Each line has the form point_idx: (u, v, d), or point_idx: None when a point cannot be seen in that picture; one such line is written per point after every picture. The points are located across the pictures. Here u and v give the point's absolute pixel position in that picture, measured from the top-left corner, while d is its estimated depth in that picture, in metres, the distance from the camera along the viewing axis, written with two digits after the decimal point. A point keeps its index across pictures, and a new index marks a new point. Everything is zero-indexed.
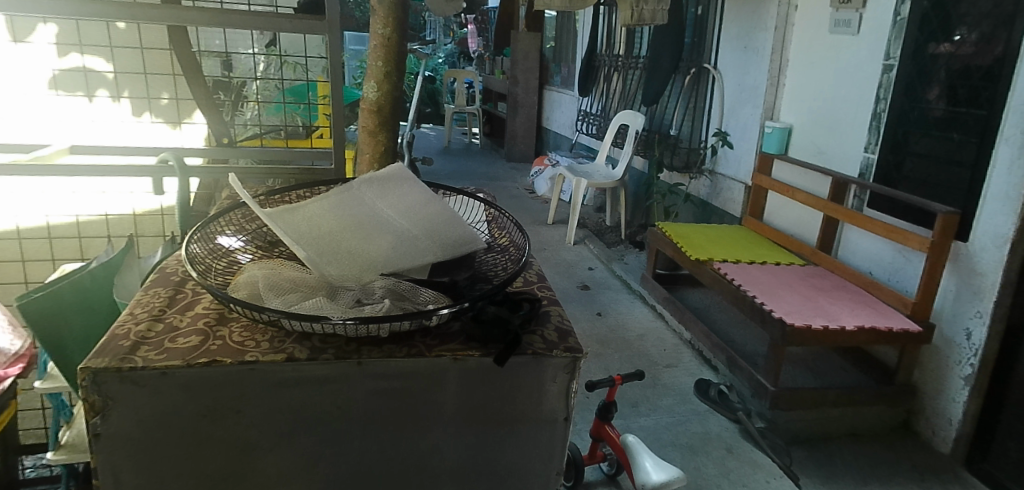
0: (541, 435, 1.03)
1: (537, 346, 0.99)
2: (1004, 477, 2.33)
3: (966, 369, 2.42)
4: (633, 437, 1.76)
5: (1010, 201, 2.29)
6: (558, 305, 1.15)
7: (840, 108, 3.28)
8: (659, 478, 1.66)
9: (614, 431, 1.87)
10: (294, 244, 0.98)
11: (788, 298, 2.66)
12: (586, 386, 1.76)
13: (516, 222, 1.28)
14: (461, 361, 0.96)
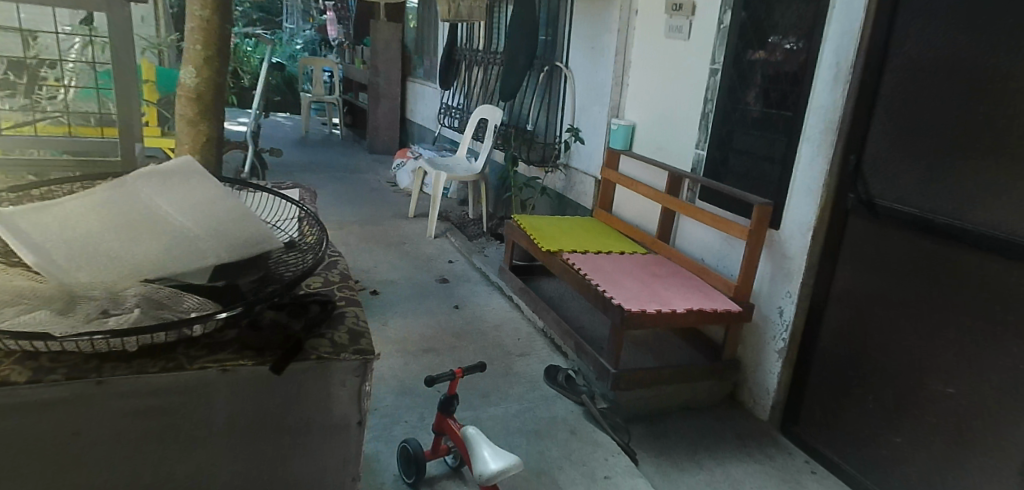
0: (315, 437, 1.11)
1: (322, 351, 1.05)
2: (807, 436, 2.65)
3: (779, 343, 2.72)
4: (472, 429, 1.74)
5: (810, 193, 2.58)
6: (355, 305, 1.21)
7: (676, 108, 3.54)
8: (496, 466, 1.63)
9: (457, 424, 1.87)
10: (31, 248, 0.90)
11: (628, 285, 2.84)
12: (427, 382, 1.74)
13: (321, 221, 1.29)
14: (231, 371, 0.99)
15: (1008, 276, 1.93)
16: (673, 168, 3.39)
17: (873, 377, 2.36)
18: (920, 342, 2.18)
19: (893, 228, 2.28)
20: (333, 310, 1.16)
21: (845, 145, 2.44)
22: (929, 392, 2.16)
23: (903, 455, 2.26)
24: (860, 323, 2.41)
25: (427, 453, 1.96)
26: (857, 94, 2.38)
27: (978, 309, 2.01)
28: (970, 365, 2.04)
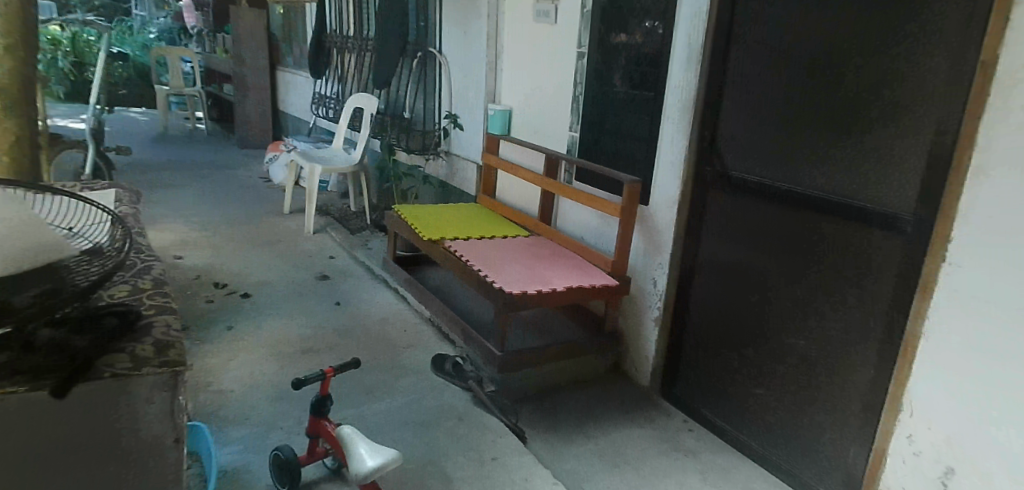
0: (132, 460, 1.09)
1: (118, 367, 1.02)
2: (685, 397, 2.77)
3: (654, 312, 2.86)
4: (347, 428, 1.69)
5: (674, 168, 2.72)
6: (168, 315, 1.19)
7: (549, 91, 3.60)
8: (374, 463, 1.60)
9: (331, 424, 1.83)
10: None
11: (509, 268, 2.87)
12: (293, 386, 1.69)
13: (131, 225, 1.26)
14: (10, 397, 0.94)
15: (838, 233, 2.06)
16: (549, 150, 3.45)
17: (736, 336, 2.49)
18: (774, 300, 2.32)
19: (744, 197, 2.42)
20: (139, 322, 1.13)
21: (700, 122, 2.57)
22: (783, 345, 2.29)
23: (765, 406, 2.38)
24: (724, 287, 2.54)
25: (302, 458, 1.87)
26: (707, 73, 2.52)
27: (817, 265, 2.14)
28: (814, 318, 2.17)
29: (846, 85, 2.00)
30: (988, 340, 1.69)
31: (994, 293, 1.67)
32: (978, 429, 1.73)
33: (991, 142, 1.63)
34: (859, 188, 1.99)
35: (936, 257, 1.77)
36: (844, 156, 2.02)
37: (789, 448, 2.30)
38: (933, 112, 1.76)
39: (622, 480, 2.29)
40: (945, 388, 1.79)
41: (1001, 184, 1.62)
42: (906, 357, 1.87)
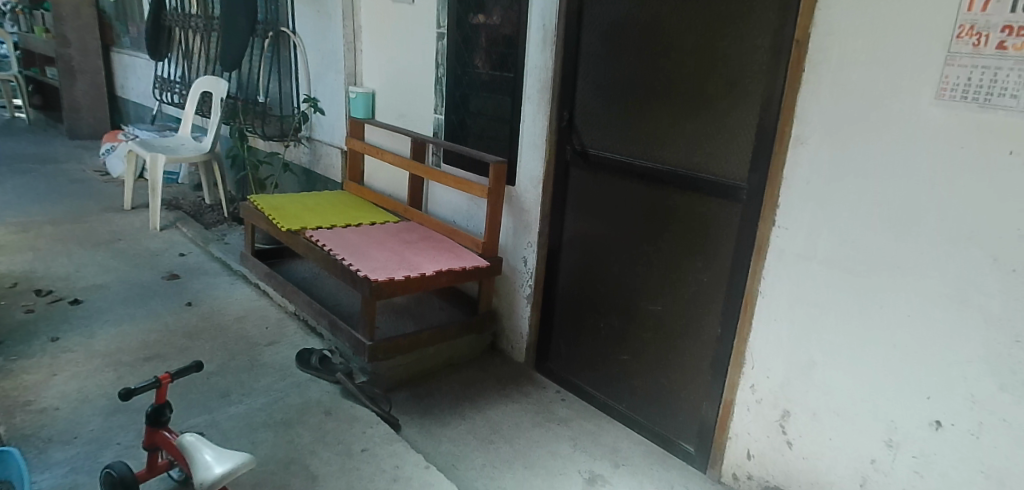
0: None
1: None
2: (557, 370, 2.84)
3: (526, 290, 2.91)
4: (189, 435, 1.57)
5: (537, 148, 2.76)
6: None
7: (411, 73, 3.52)
8: (221, 469, 1.50)
9: (172, 435, 1.70)
10: None
11: (376, 255, 2.79)
12: (121, 396, 1.56)
13: None
14: None
15: (686, 204, 2.19)
16: (414, 133, 3.38)
17: (603, 308, 2.59)
18: (634, 271, 2.43)
19: (602, 174, 2.50)
20: None
21: (558, 103, 2.63)
22: (643, 313, 2.41)
23: (630, 371, 2.49)
24: (589, 262, 2.62)
25: (141, 473, 1.73)
26: (562, 54, 2.57)
27: (670, 235, 2.26)
28: (668, 286, 2.29)
29: (685, 64, 2.13)
30: (812, 293, 1.85)
31: (814, 251, 1.83)
32: (807, 374, 1.89)
33: (807, 115, 1.79)
34: (702, 161, 2.12)
35: (767, 221, 1.92)
36: (688, 132, 2.15)
37: (649, 408, 2.43)
38: (758, 91, 1.91)
39: (496, 456, 2.32)
40: (778, 340, 1.95)
41: (815, 153, 1.79)
42: (745, 315, 2.02)
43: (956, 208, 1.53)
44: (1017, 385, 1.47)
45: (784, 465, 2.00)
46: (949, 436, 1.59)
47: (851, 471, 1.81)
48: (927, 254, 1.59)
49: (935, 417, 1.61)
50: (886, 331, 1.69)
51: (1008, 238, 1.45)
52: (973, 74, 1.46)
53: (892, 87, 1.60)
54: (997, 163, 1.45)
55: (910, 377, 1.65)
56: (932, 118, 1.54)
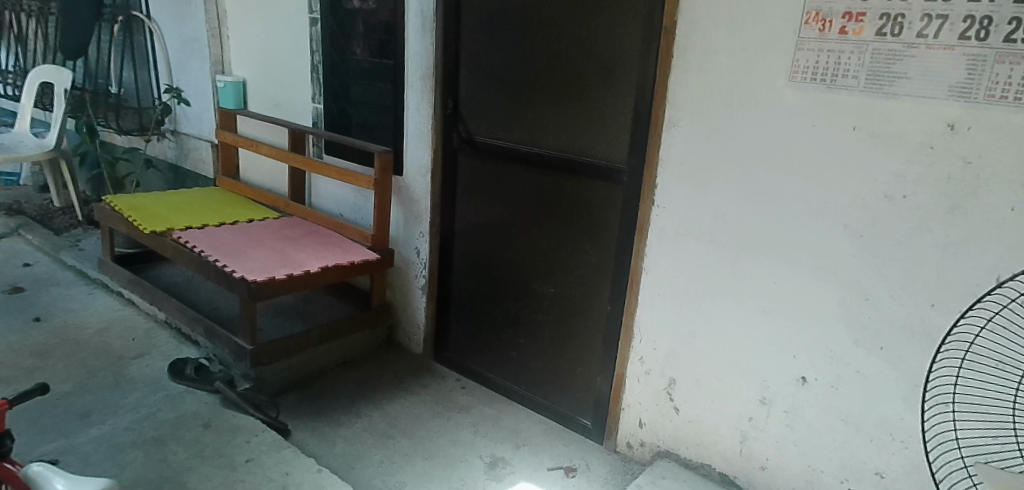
0: None
1: None
2: (456, 359, 2.81)
3: (420, 280, 2.86)
4: (38, 466, 1.39)
5: (423, 136, 2.70)
6: None
7: (284, 60, 3.32)
8: None
9: (15, 468, 1.50)
10: None
11: (254, 254, 2.62)
12: None
13: None
14: None
15: (572, 188, 2.23)
16: (291, 124, 3.20)
17: (497, 294, 2.59)
18: (526, 255, 2.45)
19: (489, 159, 2.49)
20: None
21: (441, 90, 2.58)
22: (537, 297, 2.44)
23: (527, 354, 2.52)
24: (482, 250, 2.62)
25: None
26: (441, 40, 2.52)
27: (558, 220, 2.31)
28: (559, 268, 2.34)
29: (563, 51, 2.16)
30: (691, 266, 1.93)
31: (690, 227, 1.91)
32: (689, 343, 1.97)
33: (679, 99, 1.86)
34: (585, 144, 2.16)
35: (647, 200, 1.99)
36: (569, 117, 2.19)
37: (547, 388, 2.47)
38: (634, 77, 1.97)
39: (394, 451, 2.26)
40: (662, 313, 2.03)
41: (687, 134, 1.87)
42: (631, 292, 2.09)
43: (811, 182, 1.64)
44: (867, 339, 1.60)
45: (672, 431, 2.08)
46: (814, 390, 1.72)
47: (730, 430, 1.92)
48: (789, 223, 1.70)
49: (801, 374, 1.74)
50: (758, 298, 1.80)
51: (855, 206, 1.57)
52: (820, 58, 1.56)
53: (751, 71, 1.69)
54: (844, 139, 1.56)
55: (779, 338, 1.77)
56: (787, 99, 1.64)
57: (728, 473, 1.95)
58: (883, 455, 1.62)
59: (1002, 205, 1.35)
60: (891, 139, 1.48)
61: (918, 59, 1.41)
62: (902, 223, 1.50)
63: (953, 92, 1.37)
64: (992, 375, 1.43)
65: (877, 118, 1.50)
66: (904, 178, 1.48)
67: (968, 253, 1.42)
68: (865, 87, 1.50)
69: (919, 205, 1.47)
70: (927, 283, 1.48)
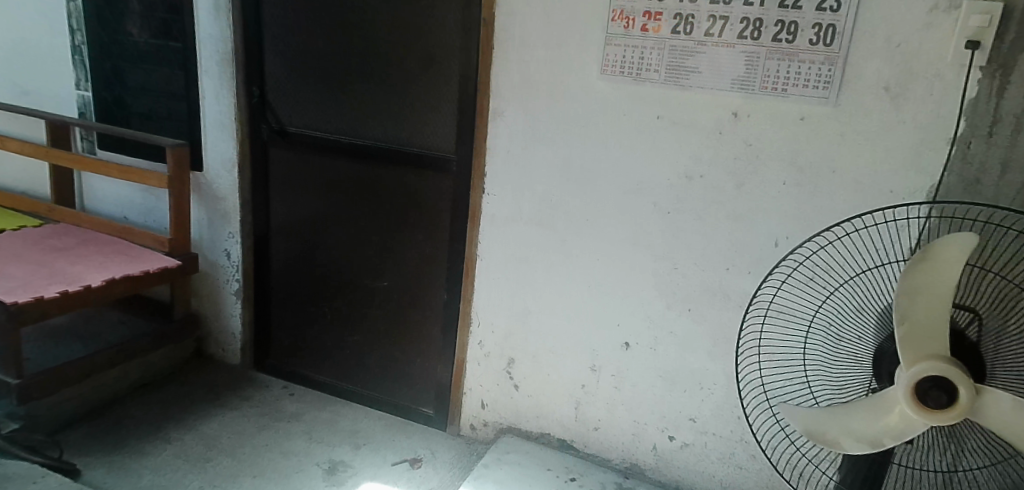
0: None
1: None
2: (281, 364, 2.63)
3: (233, 285, 2.60)
4: None
5: (224, 128, 2.44)
6: None
7: (34, 39, 2.79)
8: None
9: None
10: None
11: (12, 270, 2.19)
12: None
13: None
14: None
15: (394, 178, 2.20)
16: (50, 114, 2.70)
17: (323, 292, 2.47)
18: (355, 249, 2.36)
19: (307, 151, 2.35)
20: None
21: (244, 77, 2.35)
22: (364, 291, 2.37)
23: (361, 349, 2.43)
24: (302, 247, 2.47)
25: None
26: (241, 24, 2.30)
27: (381, 210, 2.26)
28: (386, 257, 2.30)
29: (379, 39, 2.11)
30: (522, 248, 1.99)
31: (520, 211, 1.97)
32: (525, 322, 2.05)
33: (502, 89, 1.90)
34: (410, 135, 2.13)
35: (478, 188, 2.02)
36: (389, 106, 2.14)
37: (387, 383, 2.41)
38: (455, 67, 2.00)
39: (216, 474, 2.05)
40: (499, 296, 2.08)
41: (512, 123, 1.91)
42: (468, 279, 2.11)
43: (625, 166, 1.76)
44: (677, 302, 1.78)
45: (513, 408, 2.15)
46: (637, 353, 1.88)
47: (566, 398, 2.03)
48: (608, 203, 1.81)
49: (624, 340, 1.89)
50: (584, 275, 1.90)
51: (663, 185, 1.72)
52: (626, 52, 1.68)
53: (566, 63, 1.78)
54: (650, 125, 1.70)
55: (602, 310, 1.90)
56: (599, 90, 1.75)
57: (566, 438, 2.06)
58: (695, 402, 1.84)
59: (777, 180, 1.58)
60: (689, 126, 1.65)
61: (707, 55, 1.57)
62: (701, 200, 1.68)
63: (736, 84, 1.55)
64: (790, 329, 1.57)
65: (678, 108, 1.65)
66: (700, 160, 1.65)
67: (754, 222, 1.63)
68: (665, 80, 1.64)
69: (714, 183, 1.65)
70: (722, 250, 1.69)
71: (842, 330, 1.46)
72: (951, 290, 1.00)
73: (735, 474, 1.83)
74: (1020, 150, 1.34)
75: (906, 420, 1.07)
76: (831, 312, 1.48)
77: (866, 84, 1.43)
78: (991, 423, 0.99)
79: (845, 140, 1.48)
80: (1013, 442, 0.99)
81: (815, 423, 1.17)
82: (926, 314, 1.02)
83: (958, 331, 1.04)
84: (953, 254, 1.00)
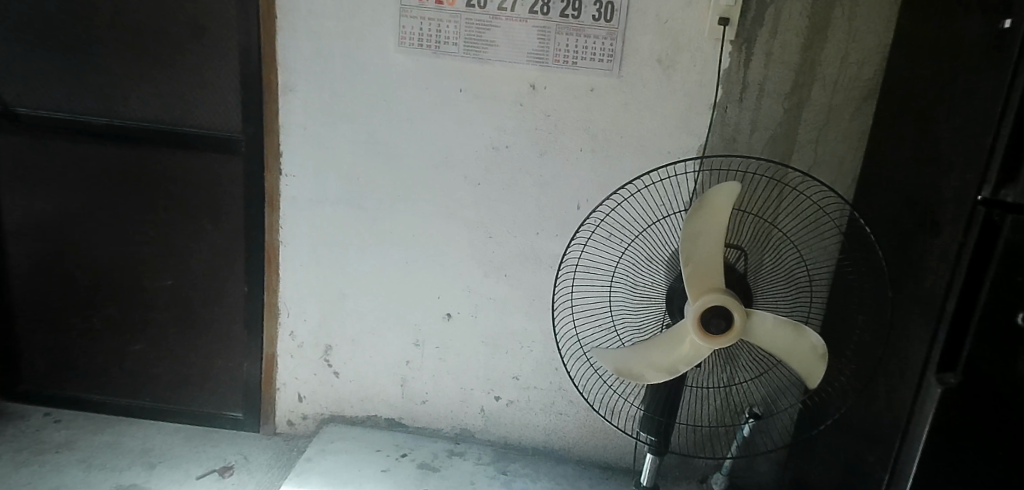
0: None
1: None
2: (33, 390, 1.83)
3: None
4: None
5: None
6: None
7: None
8: None
9: None
10: None
11: None
12: None
13: None
14: None
15: (143, 160, 1.60)
16: None
17: (74, 326, 1.76)
18: (112, 256, 1.69)
19: (43, 135, 1.61)
20: None
21: None
22: (138, 322, 1.73)
23: (148, 362, 1.76)
24: (49, 257, 1.71)
25: None
26: None
27: (141, 205, 1.63)
28: (166, 252, 1.66)
29: None
30: (326, 230, 1.54)
31: (324, 191, 1.51)
32: (340, 306, 1.59)
33: (287, 62, 1.44)
34: (180, 113, 1.54)
35: (274, 170, 1.51)
36: (146, 75, 1.52)
37: (182, 390, 1.77)
38: (234, 32, 1.45)
39: None
40: (309, 286, 1.59)
41: (305, 99, 1.46)
42: (270, 289, 1.60)
43: (431, 134, 1.44)
44: (494, 270, 1.51)
45: (336, 397, 1.68)
46: (459, 324, 1.56)
47: (389, 377, 1.63)
48: (418, 175, 1.47)
49: (445, 310, 1.55)
50: (398, 234, 1.52)
51: (473, 156, 1.44)
52: (424, 22, 1.36)
53: (357, 22, 1.39)
54: (452, 100, 1.41)
55: (411, 295, 1.56)
56: (398, 67, 1.41)
57: (394, 417, 1.67)
58: (539, 372, 1.57)
59: (573, 147, 1.40)
60: (490, 99, 1.40)
61: (503, 30, 1.35)
62: (509, 172, 1.44)
63: (530, 57, 1.35)
64: (599, 279, 1.45)
65: (477, 79, 1.39)
66: (506, 130, 1.41)
67: (556, 188, 1.44)
68: (464, 54, 1.37)
69: (519, 155, 1.42)
70: (530, 216, 1.46)
71: (639, 275, 1.32)
72: (723, 230, 1.07)
73: (558, 422, 1.60)
74: (765, 114, 1.33)
75: (699, 347, 1.09)
76: (636, 254, 1.35)
77: (641, 58, 1.33)
78: (760, 341, 1.10)
79: (629, 110, 1.36)
80: (776, 355, 1.12)
81: (622, 363, 1.14)
82: (706, 253, 1.07)
83: (731, 267, 1.13)
84: (724, 199, 1.06)
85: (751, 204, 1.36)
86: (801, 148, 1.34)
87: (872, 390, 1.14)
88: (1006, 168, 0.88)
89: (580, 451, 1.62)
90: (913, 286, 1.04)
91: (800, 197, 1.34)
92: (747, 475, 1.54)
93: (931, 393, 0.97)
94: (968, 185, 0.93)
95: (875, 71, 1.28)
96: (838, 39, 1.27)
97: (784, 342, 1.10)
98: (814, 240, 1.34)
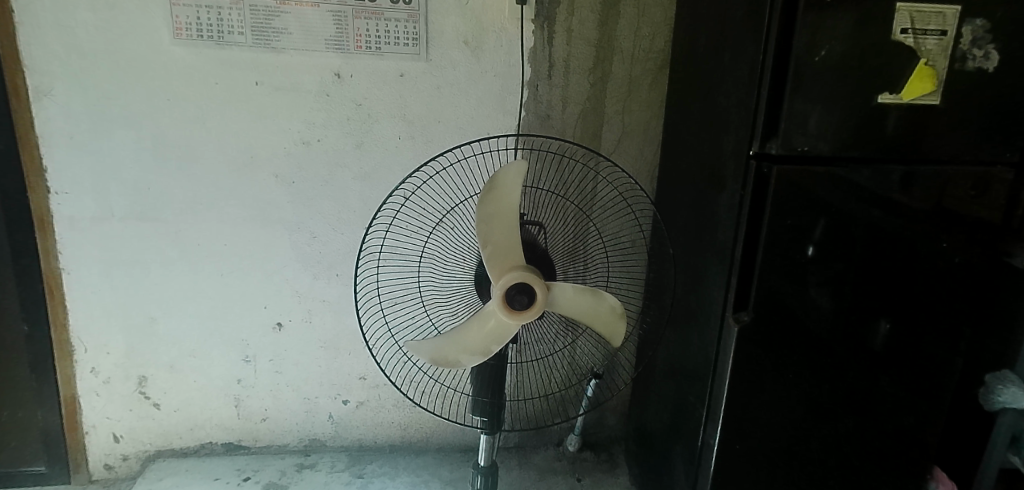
0: None
1: None
2: None
3: None
4: None
5: None
6: None
7: None
8: None
9: None
10: None
11: None
12: None
13: None
14: None
15: None
16: None
17: None
18: None
19: None
20: None
21: None
22: None
23: None
24: None
25: None
26: None
27: None
28: None
29: None
30: (121, 251, 1.39)
31: (108, 204, 1.36)
32: (150, 331, 1.45)
33: (39, 61, 1.26)
34: None
35: (39, 188, 1.32)
36: None
37: None
38: None
39: None
40: (108, 311, 1.43)
41: (70, 105, 1.29)
42: (58, 323, 1.41)
43: (230, 134, 1.34)
44: (323, 270, 1.44)
45: (160, 429, 1.53)
46: (291, 332, 1.48)
47: (218, 399, 1.51)
48: (222, 179, 1.36)
49: (274, 320, 1.47)
50: (207, 246, 1.40)
51: (281, 153, 1.36)
52: (202, 10, 1.25)
53: (125, 14, 1.25)
54: (248, 94, 1.31)
55: (230, 308, 1.45)
56: (177, 63, 1.28)
57: (232, 441, 1.56)
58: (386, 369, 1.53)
59: (391, 136, 1.37)
60: (291, 91, 1.32)
61: (294, 16, 1.27)
62: (323, 167, 1.37)
63: (328, 44, 1.29)
64: (401, 270, 1.42)
65: (275, 71, 1.31)
66: (316, 123, 1.34)
67: (379, 180, 1.39)
68: (254, 43, 1.28)
69: (332, 148, 1.36)
70: (356, 210, 1.41)
71: (450, 259, 1.32)
72: (516, 211, 1.08)
73: (412, 415, 1.57)
74: (573, 89, 1.37)
75: (504, 325, 1.10)
76: (444, 240, 1.35)
77: (447, 39, 1.31)
78: (564, 309, 1.14)
79: (442, 93, 1.35)
80: (583, 319, 1.16)
81: (437, 352, 1.14)
82: (502, 234, 1.08)
83: (529, 244, 1.15)
84: (511, 179, 1.08)
85: (546, 180, 1.38)
86: (610, 120, 1.40)
87: (683, 338, 1.24)
88: (768, 125, 0.98)
89: (439, 439, 1.60)
90: (707, 237, 1.13)
91: (600, 180, 1.40)
92: (598, 431, 1.61)
93: (730, 333, 1.06)
94: (742, 142, 1.01)
95: (666, 42, 1.36)
96: (629, 13, 1.34)
97: (585, 305, 1.14)
98: (609, 210, 1.42)
